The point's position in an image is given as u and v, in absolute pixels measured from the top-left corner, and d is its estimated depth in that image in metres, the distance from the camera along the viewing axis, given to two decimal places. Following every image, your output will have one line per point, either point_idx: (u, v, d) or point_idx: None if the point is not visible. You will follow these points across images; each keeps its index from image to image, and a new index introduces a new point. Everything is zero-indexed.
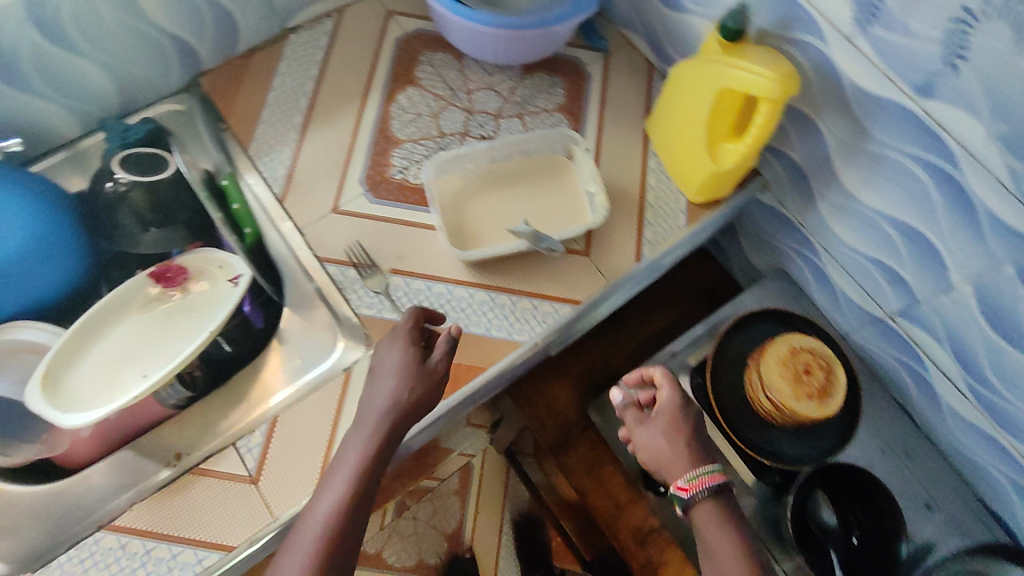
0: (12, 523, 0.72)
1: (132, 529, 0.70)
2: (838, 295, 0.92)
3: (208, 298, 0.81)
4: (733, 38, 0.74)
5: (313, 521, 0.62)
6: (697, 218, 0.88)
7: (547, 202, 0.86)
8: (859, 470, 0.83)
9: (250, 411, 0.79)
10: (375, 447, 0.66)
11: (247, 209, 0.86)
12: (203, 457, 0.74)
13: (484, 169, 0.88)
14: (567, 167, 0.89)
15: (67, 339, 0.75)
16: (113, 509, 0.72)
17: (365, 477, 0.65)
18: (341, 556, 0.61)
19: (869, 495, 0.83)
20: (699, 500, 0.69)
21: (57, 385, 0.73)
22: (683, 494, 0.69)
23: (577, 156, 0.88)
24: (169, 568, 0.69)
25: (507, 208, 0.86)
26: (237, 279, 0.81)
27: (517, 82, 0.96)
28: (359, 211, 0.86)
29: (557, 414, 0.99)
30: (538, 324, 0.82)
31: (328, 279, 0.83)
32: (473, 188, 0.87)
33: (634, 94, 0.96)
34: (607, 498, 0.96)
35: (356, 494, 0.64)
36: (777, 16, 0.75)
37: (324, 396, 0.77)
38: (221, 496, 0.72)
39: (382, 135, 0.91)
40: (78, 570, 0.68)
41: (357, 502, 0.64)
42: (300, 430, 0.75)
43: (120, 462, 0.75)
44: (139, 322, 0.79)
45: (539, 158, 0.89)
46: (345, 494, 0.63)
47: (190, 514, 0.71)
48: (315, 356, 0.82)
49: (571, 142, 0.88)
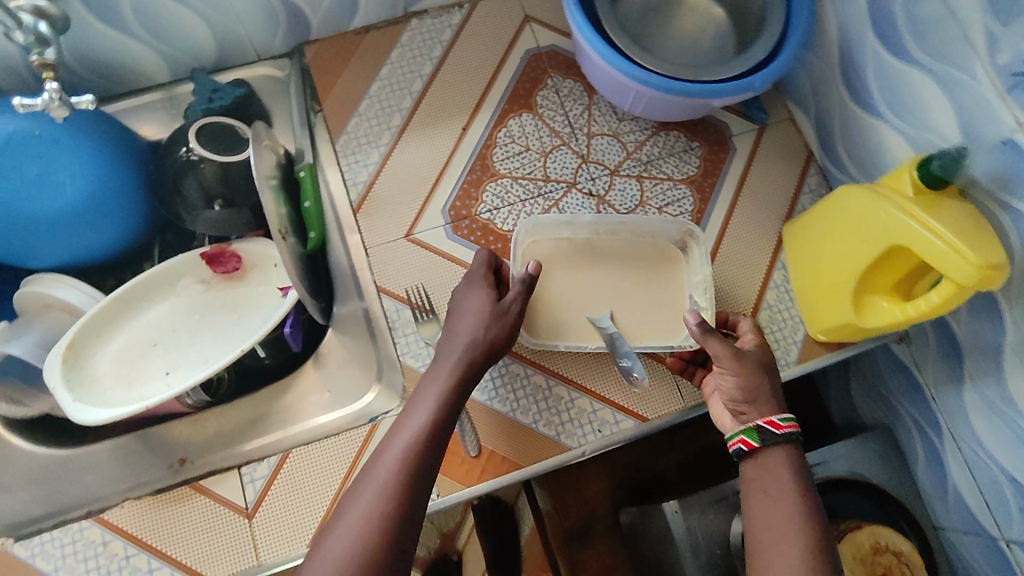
0: (8, 479, 0.69)
1: (118, 528, 0.66)
2: (949, 489, 0.75)
3: (254, 302, 0.75)
4: (935, 185, 0.58)
5: (394, 441, 0.57)
6: (811, 357, 0.74)
7: (642, 297, 0.75)
8: None
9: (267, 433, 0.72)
10: (455, 382, 0.62)
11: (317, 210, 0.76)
12: (204, 472, 0.69)
13: (581, 240, 0.77)
14: (675, 262, 0.77)
15: (102, 309, 0.70)
16: (105, 500, 0.68)
17: (448, 408, 0.60)
18: (425, 475, 0.56)
19: None
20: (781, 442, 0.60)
21: (80, 360, 0.69)
22: (770, 427, 0.61)
23: (692, 253, 0.76)
24: None
25: (596, 293, 0.75)
26: (286, 290, 0.75)
27: (648, 137, 0.83)
28: (434, 243, 0.78)
29: (584, 502, 0.91)
30: (596, 430, 0.71)
31: (380, 311, 0.75)
32: (563, 259, 0.76)
33: (781, 187, 0.82)
34: None
35: (437, 431, 0.58)
36: (993, 167, 0.57)
37: (343, 443, 0.70)
38: (211, 521, 0.66)
39: (481, 162, 0.81)
40: (56, 554, 0.65)
41: (437, 437, 0.58)
42: (309, 473, 0.68)
43: (123, 449, 0.71)
44: (181, 304, 0.74)
45: (649, 241, 0.77)
46: (429, 418, 0.59)
47: (176, 530, 0.66)
48: (345, 391, 0.74)
49: (687, 232, 0.76)
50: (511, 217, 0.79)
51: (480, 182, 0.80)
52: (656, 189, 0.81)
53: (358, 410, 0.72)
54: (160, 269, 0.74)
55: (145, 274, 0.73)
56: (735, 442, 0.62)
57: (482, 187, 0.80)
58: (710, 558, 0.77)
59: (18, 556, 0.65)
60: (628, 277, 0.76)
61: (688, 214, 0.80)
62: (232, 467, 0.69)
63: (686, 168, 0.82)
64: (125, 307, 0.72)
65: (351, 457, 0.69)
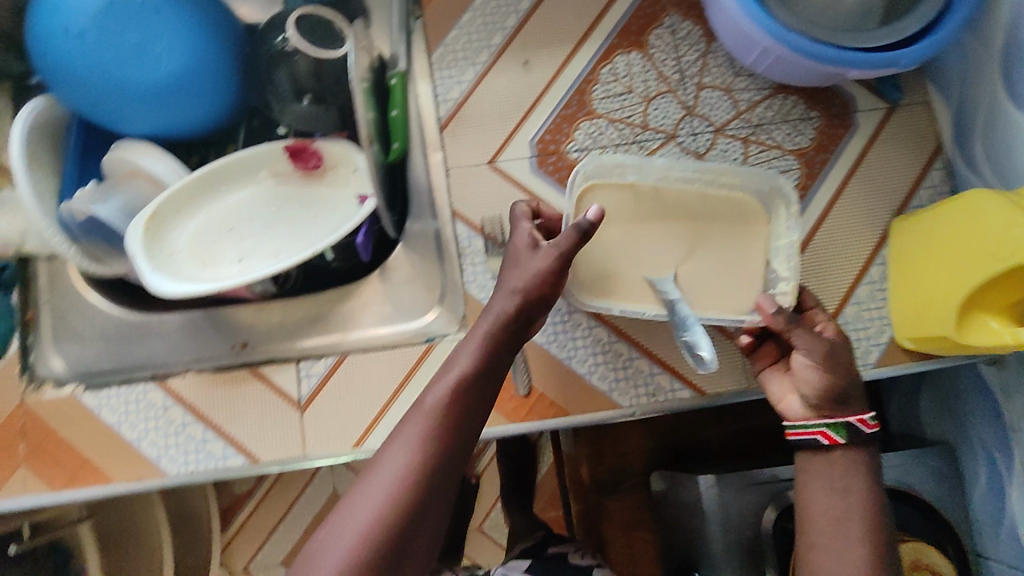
0: (83, 331, 0.73)
1: (180, 396, 0.70)
2: (1005, 521, 0.72)
3: (330, 203, 0.75)
4: None
5: (412, 417, 0.49)
6: (891, 361, 0.71)
7: (715, 259, 0.67)
8: None
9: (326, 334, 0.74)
10: (486, 350, 0.53)
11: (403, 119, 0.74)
12: (266, 360, 0.72)
13: (649, 192, 0.67)
14: (756, 219, 0.67)
15: (186, 184, 0.71)
16: (171, 367, 0.72)
17: (483, 373, 0.53)
18: (457, 441, 0.49)
19: None
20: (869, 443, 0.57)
21: (159, 229, 0.69)
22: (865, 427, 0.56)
23: (777, 214, 0.67)
24: (197, 449, 0.68)
25: (658, 246, 0.67)
26: (364, 199, 0.73)
27: (763, 98, 0.77)
28: (516, 174, 0.75)
29: (619, 457, 0.96)
30: (648, 392, 0.70)
31: (452, 235, 0.74)
32: (628, 214, 0.67)
33: (898, 177, 0.76)
34: (630, 559, 0.95)
35: (466, 398, 0.51)
36: None
37: (397, 357, 0.71)
38: (266, 406, 0.70)
39: (579, 97, 0.76)
40: (121, 409, 0.69)
41: (462, 409, 0.50)
42: (361, 380, 0.70)
43: (192, 323, 0.74)
44: (260, 195, 0.74)
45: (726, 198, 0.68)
46: (457, 384, 0.51)
47: (232, 408, 0.70)
48: (406, 307, 0.75)
49: (777, 191, 0.66)
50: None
51: (575, 118, 0.76)
52: (760, 156, 0.76)
53: (416, 328, 0.73)
54: (241, 157, 0.73)
55: (227, 160, 0.73)
56: (809, 433, 0.58)
57: (575, 125, 0.75)
58: (736, 539, 0.78)
59: (87, 404, 0.69)
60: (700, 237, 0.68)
61: None
62: (291, 361, 0.71)
63: (799, 140, 0.76)
64: (205, 189, 0.72)
65: (404, 372, 0.70)
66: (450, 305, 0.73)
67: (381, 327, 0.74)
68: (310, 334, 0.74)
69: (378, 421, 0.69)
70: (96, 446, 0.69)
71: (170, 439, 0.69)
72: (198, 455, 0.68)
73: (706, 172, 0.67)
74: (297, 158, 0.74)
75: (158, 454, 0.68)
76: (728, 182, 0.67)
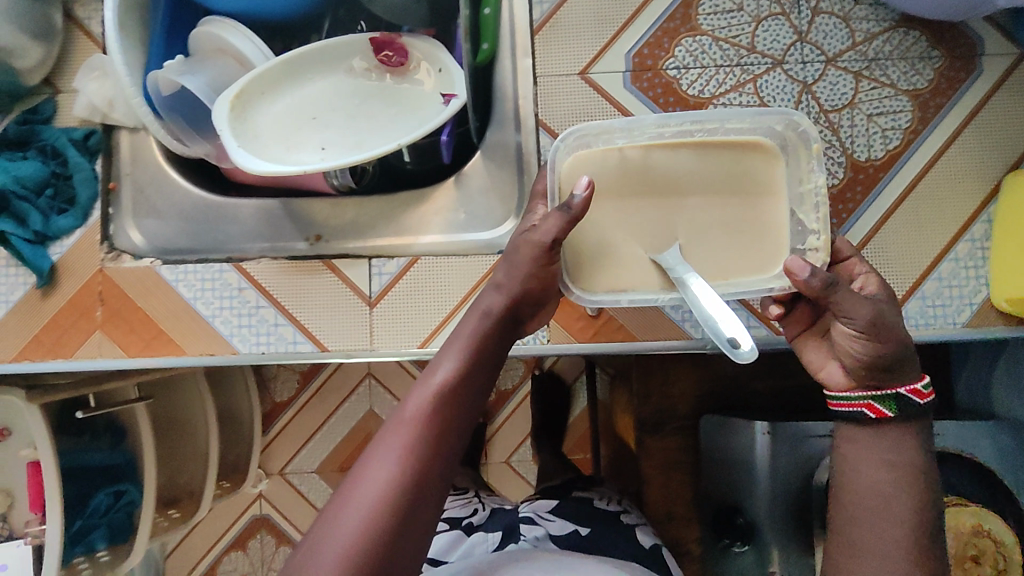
0: (161, 206, 0.74)
1: (253, 279, 0.70)
2: None
3: (414, 100, 0.72)
4: None
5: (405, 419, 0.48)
6: (981, 323, 0.68)
7: (742, 223, 0.55)
8: None
9: (397, 235, 0.73)
10: (476, 354, 0.53)
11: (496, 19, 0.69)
12: (340, 254, 0.72)
13: (642, 163, 0.56)
14: (772, 163, 0.55)
15: (273, 66, 0.69)
16: (245, 251, 0.73)
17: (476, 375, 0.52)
18: (450, 448, 0.48)
19: None
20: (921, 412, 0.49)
21: (244, 109, 0.68)
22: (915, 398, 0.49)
23: (793, 152, 0.54)
24: (268, 332, 0.70)
25: (667, 227, 0.55)
26: (449, 98, 0.70)
27: (883, 30, 0.71)
28: (608, 89, 0.71)
29: (667, 398, 0.91)
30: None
31: (535, 147, 0.72)
32: (617, 194, 0.55)
33: (1018, 130, 0.70)
34: (665, 504, 0.90)
35: (458, 402, 0.49)
36: None
37: (469, 265, 0.70)
38: (336, 298, 0.70)
39: (682, 12, 0.71)
40: (196, 285, 0.70)
41: (455, 412, 0.49)
42: (432, 283, 0.70)
43: (267, 210, 0.73)
44: (342, 86, 0.73)
45: (735, 149, 0.55)
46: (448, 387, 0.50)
47: (303, 296, 0.70)
48: (480, 217, 0.73)
49: (792, 124, 0.54)
50: (699, 82, 0.71)
51: (676, 33, 0.71)
52: (872, 92, 0.70)
53: (490, 238, 0.72)
54: (324, 47, 0.72)
55: (310, 47, 0.71)
56: (852, 404, 0.50)
57: (676, 41, 0.71)
58: (785, 485, 0.77)
59: (164, 277, 0.70)
60: (717, 209, 0.55)
61: (900, 132, 0.70)
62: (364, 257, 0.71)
63: (915, 79, 0.71)
64: (287, 76, 0.70)
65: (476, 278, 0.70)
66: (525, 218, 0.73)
67: (455, 233, 0.73)
68: (384, 233, 0.73)
69: (444, 325, 0.70)
70: (170, 318, 0.70)
71: (243, 320, 0.70)
72: (268, 339, 0.70)
73: (706, 120, 0.55)
74: (382, 49, 0.72)
75: (230, 332, 0.70)
76: (734, 128, 0.55)
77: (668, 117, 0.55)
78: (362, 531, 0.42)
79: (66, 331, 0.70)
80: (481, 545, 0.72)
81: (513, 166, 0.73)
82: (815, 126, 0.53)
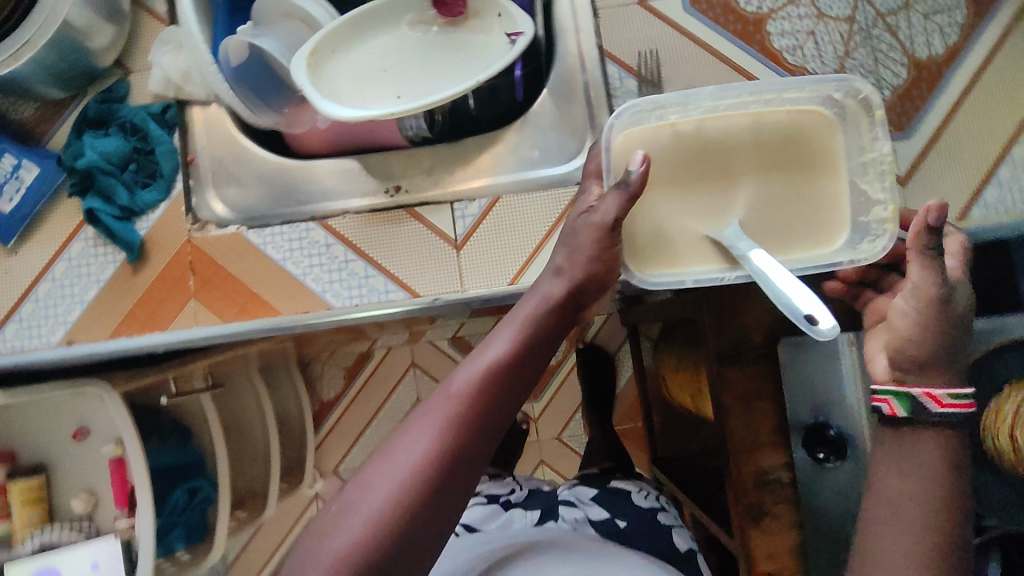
0: (239, 175, 0.74)
1: (339, 234, 0.71)
2: None
3: (479, 45, 0.73)
4: None
5: (442, 397, 0.43)
6: None
7: (805, 203, 0.49)
8: None
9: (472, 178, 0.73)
10: (531, 335, 0.47)
11: None
12: (421, 201, 0.72)
13: (702, 139, 0.49)
14: (834, 130, 0.49)
15: (341, 24, 0.71)
16: (327, 209, 0.73)
17: (528, 359, 0.46)
18: (484, 434, 0.42)
19: None
20: (951, 424, 0.43)
21: (319, 67, 0.70)
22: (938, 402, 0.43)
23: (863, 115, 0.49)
24: (360, 285, 0.70)
25: (733, 209, 0.49)
26: (515, 36, 0.71)
27: None
28: (668, 15, 0.73)
29: None
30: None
31: (602, 80, 0.74)
32: (677, 175, 0.49)
33: None
34: None
35: (503, 384, 0.44)
36: None
37: (551, 198, 0.71)
38: (424, 244, 0.71)
39: None
40: (285, 246, 0.71)
41: (499, 394, 0.44)
42: (516, 219, 0.71)
43: (345, 169, 0.74)
44: (405, 40, 0.74)
45: (795, 120, 0.49)
46: (495, 366, 0.44)
47: (392, 246, 0.71)
48: (554, 152, 0.73)
49: (853, 90, 0.49)
50: None
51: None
52: None
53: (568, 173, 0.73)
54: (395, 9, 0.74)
55: (377, 3, 0.73)
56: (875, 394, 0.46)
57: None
58: None
59: (252, 242, 0.71)
60: (780, 194, 0.49)
61: (957, 27, 0.72)
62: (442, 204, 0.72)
63: None
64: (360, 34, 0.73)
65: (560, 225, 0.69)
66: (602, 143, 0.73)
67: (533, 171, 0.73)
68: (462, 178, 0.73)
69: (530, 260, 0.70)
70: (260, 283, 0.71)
71: (334, 276, 0.70)
72: (361, 291, 0.70)
73: (762, 90, 0.49)
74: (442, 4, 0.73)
75: (322, 288, 0.70)
76: (792, 100, 0.49)
77: (728, 87, 0.49)
78: (370, 525, 0.38)
79: (162, 302, 0.71)
80: (521, 519, 0.69)
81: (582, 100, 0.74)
82: (880, 93, 0.48)
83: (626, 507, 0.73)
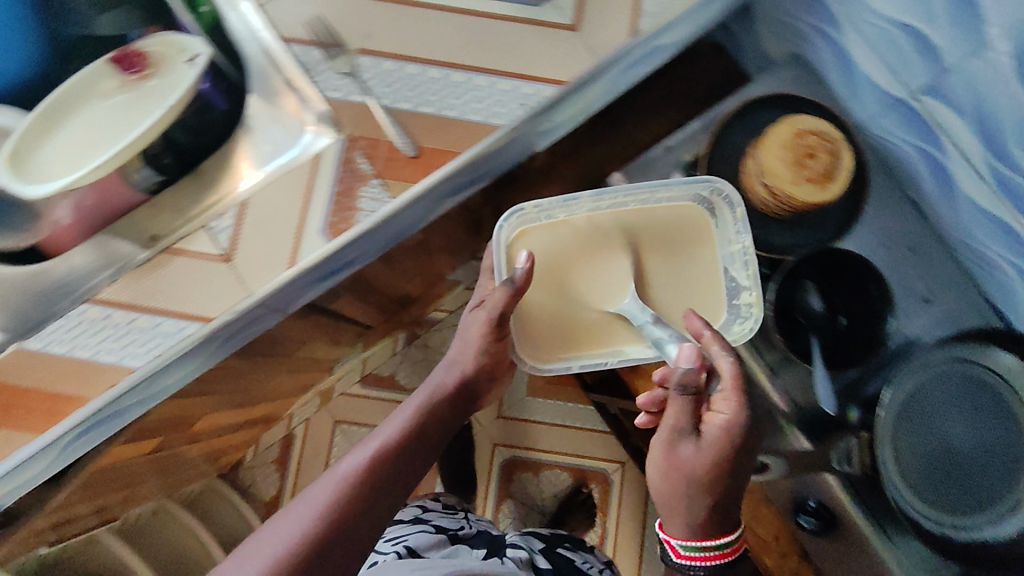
0: (11, 303, 0.99)
1: (118, 303, 0.92)
2: (860, 75, 1.04)
3: (171, 76, 1.04)
4: None
5: (314, 497, 0.81)
6: None
7: (683, 255, 1.08)
8: (848, 258, 1.03)
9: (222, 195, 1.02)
10: (378, 458, 0.88)
11: (209, 11, 1.04)
12: (175, 241, 0.94)
13: (584, 237, 1.06)
14: (707, 229, 1.08)
15: (37, 119, 1.00)
16: (95, 287, 0.95)
17: (368, 475, 0.85)
18: (337, 538, 0.77)
19: (863, 283, 1.03)
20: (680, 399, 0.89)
21: (24, 159, 0.99)
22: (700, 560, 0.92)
23: (718, 215, 1.08)
24: (152, 335, 0.91)
25: (616, 295, 1.04)
26: (193, 58, 1.02)
27: None
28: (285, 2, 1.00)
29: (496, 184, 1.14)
30: (521, 113, 0.96)
31: (291, 65, 0.99)
32: (574, 257, 1.06)
33: None
34: None
35: (359, 484, 0.83)
36: None
37: (292, 176, 0.95)
38: (201, 270, 0.93)
39: None
40: (70, 335, 0.92)
41: (359, 491, 0.82)
42: (268, 211, 0.94)
43: (99, 245, 1.00)
44: (118, 100, 1.04)
45: (676, 212, 1.09)
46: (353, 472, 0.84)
47: (164, 289, 0.92)
48: (282, 143, 1.01)
49: (715, 192, 1.06)
50: None
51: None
52: None
53: (315, 152, 0.97)
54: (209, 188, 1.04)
55: (70, 83, 1.02)
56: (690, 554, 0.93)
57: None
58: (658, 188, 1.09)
59: (33, 348, 0.92)
60: (662, 259, 1.07)
61: None
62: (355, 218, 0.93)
63: None
64: (189, 205, 1.02)
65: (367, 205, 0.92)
66: (325, 121, 0.97)
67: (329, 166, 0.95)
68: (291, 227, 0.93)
69: (304, 237, 0.93)
70: (89, 377, 0.91)
71: (126, 339, 0.92)
72: (154, 340, 0.91)
73: (632, 194, 1.07)
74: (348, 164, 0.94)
75: (119, 356, 0.91)
76: (666, 197, 1.08)
77: (603, 195, 1.06)
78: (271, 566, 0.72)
79: (23, 417, 0.90)
80: (465, 555, 1.12)
81: (308, 96, 0.98)
82: (730, 192, 1.05)
83: (561, 563, 1.21)
